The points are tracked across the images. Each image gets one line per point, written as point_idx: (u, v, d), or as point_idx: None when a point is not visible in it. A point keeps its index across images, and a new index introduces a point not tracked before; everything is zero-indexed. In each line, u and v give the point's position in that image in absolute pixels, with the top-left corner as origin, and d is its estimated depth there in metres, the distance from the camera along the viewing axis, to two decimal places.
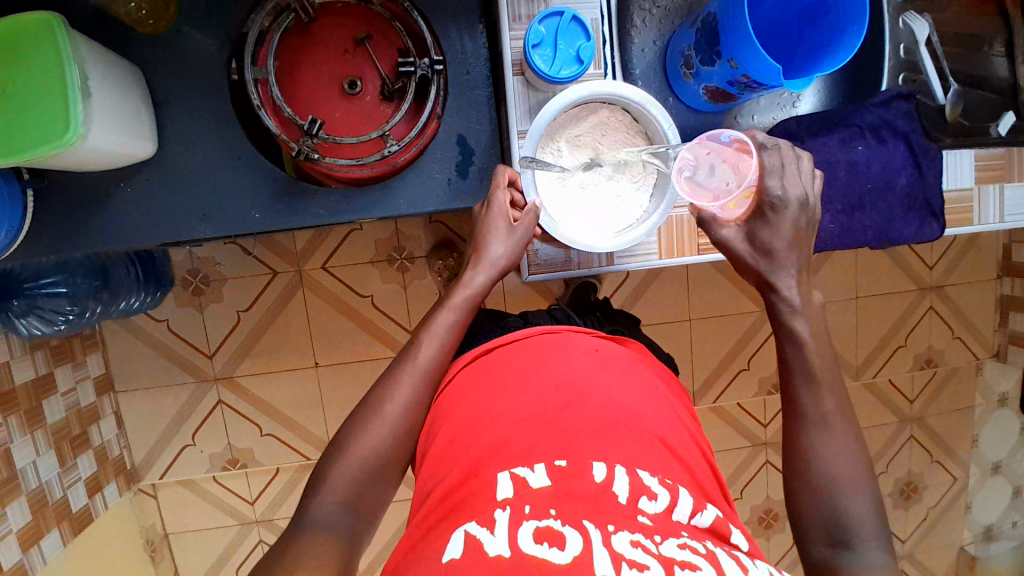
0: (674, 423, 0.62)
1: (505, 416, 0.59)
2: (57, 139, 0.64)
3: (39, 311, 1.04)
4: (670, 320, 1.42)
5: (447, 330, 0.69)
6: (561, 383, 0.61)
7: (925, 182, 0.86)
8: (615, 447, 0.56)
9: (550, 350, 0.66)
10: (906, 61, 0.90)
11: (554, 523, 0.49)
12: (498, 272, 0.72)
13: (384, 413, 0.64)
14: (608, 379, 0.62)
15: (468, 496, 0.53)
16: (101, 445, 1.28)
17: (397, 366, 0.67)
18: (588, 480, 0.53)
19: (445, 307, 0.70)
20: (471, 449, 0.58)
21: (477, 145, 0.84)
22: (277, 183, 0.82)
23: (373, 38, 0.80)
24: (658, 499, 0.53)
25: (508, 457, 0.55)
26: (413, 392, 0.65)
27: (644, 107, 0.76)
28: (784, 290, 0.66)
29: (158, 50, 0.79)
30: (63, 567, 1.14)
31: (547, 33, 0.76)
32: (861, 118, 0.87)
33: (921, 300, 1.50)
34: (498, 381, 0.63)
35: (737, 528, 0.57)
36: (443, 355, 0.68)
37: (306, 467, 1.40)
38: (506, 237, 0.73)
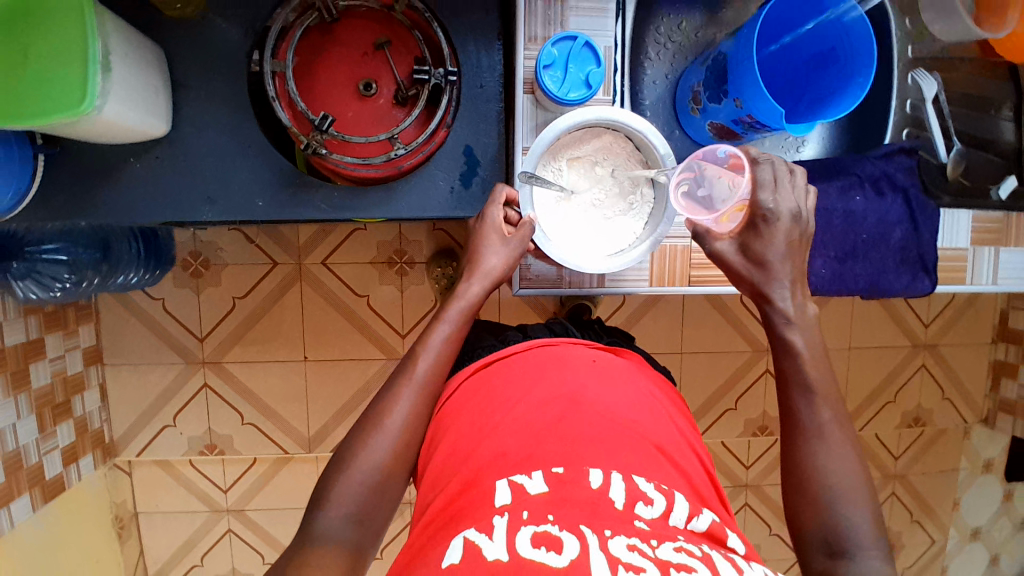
0: (671, 433, 0.63)
1: (504, 426, 0.60)
2: (65, 110, 0.65)
3: (37, 275, 1.05)
4: (661, 350, 1.42)
5: (443, 342, 0.69)
6: (558, 394, 0.62)
7: (918, 239, 0.87)
8: (611, 455, 0.56)
9: (550, 361, 0.67)
10: (911, 117, 0.92)
11: (552, 528, 0.49)
12: (491, 282, 0.73)
13: (385, 426, 0.63)
14: (604, 389, 0.63)
15: (469, 505, 0.54)
16: (83, 416, 1.28)
17: (395, 380, 0.67)
18: (584, 486, 0.53)
19: (444, 319, 0.70)
20: (471, 461, 0.59)
21: (483, 157, 0.85)
22: (286, 174, 0.84)
23: (393, 44, 0.82)
24: (655, 505, 0.53)
25: (507, 467, 0.56)
26: (410, 405, 0.65)
27: (644, 136, 0.78)
28: (778, 301, 0.67)
29: (183, 33, 0.81)
30: (30, 533, 1.13)
31: (559, 55, 0.78)
32: (863, 169, 0.88)
33: (914, 358, 1.50)
34: (498, 394, 0.64)
35: (734, 532, 0.58)
36: (436, 369, 0.68)
37: (282, 461, 1.40)
38: (499, 246, 0.74)
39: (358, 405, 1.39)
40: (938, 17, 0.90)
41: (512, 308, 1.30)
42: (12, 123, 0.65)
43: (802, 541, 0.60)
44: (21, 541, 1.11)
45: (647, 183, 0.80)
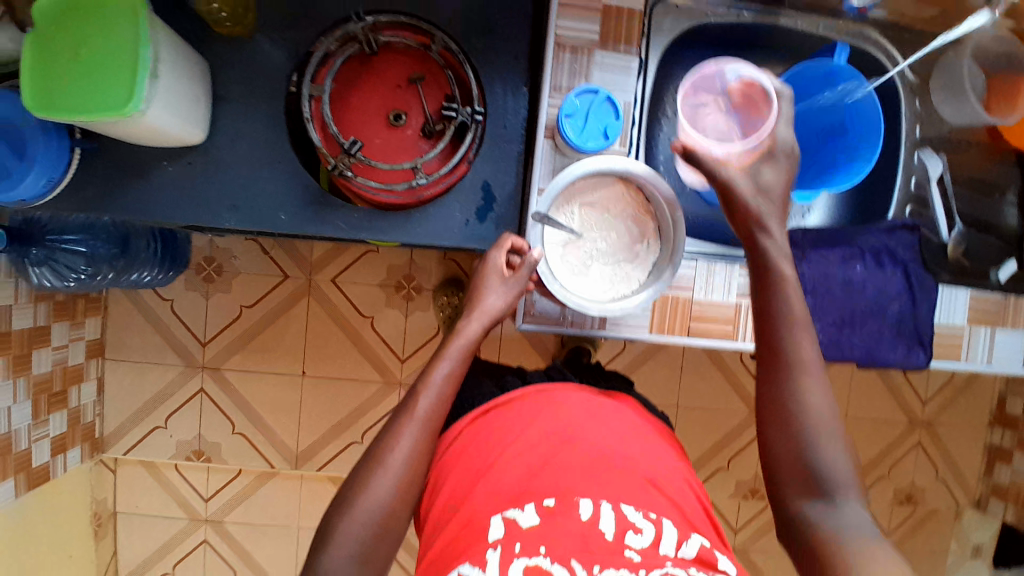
0: (662, 463, 0.65)
1: (499, 460, 0.63)
2: (84, 111, 0.70)
3: (53, 263, 1.08)
4: (656, 401, 1.42)
5: (443, 381, 0.69)
6: (552, 431, 0.65)
7: (915, 313, 0.89)
8: (601, 486, 0.60)
9: (546, 396, 0.70)
10: (915, 195, 0.95)
11: (543, 561, 0.54)
12: (490, 320, 0.75)
13: (386, 464, 0.63)
14: (597, 424, 0.66)
15: (466, 543, 0.58)
16: (77, 408, 1.28)
17: (396, 418, 0.66)
18: (574, 517, 0.57)
19: (448, 358, 0.70)
20: (468, 500, 0.61)
21: (500, 194, 0.88)
22: (311, 192, 0.87)
23: (425, 80, 0.86)
24: (644, 534, 0.57)
25: (501, 501, 0.60)
26: (413, 443, 0.64)
27: (655, 187, 0.80)
28: (773, 232, 0.72)
29: (230, 51, 0.86)
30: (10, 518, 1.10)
31: (581, 106, 0.82)
32: (865, 241, 0.91)
33: (909, 434, 1.49)
34: (495, 430, 0.67)
35: (724, 555, 0.60)
36: (440, 404, 0.67)
37: (267, 474, 1.39)
38: (500, 287, 0.76)
39: (350, 425, 1.39)
40: (947, 100, 0.93)
41: (512, 343, 1.32)
42: (62, 116, 0.70)
43: (778, 480, 0.64)
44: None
45: (654, 233, 0.83)
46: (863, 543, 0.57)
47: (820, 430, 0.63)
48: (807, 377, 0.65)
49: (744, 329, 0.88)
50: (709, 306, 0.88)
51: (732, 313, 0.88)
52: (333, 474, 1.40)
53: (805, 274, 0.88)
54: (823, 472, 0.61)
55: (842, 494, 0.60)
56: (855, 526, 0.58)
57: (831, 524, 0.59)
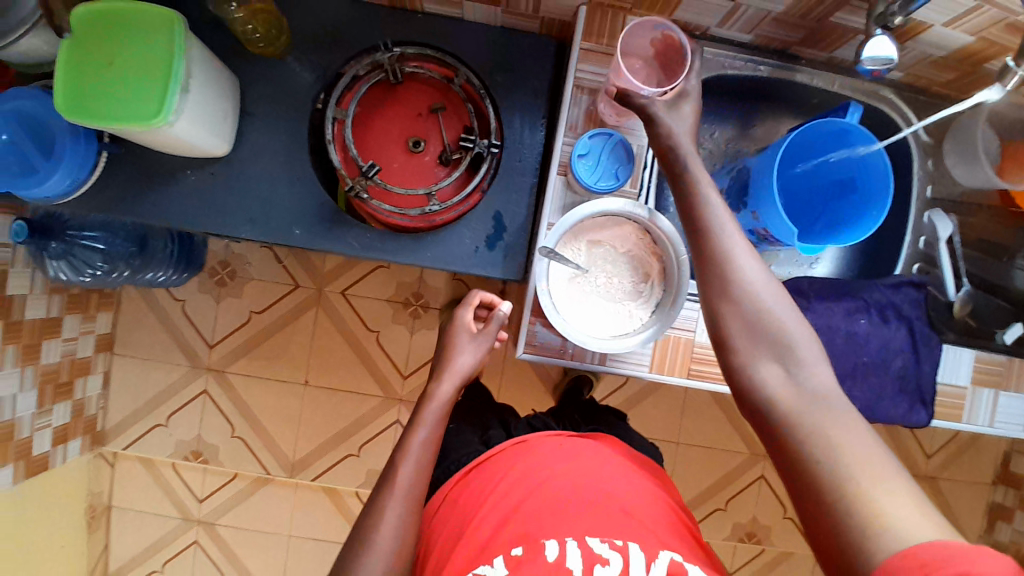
0: (638, 491, 0.67)
1: (473, 517, 0.65)
2: (115, 119, 0.73)
3: (71, 258, 1.11)
4: (655, 435, 1.42)
5: (424, 444, 0.70)
6: (522, 480, 0.67)
7: (918, 370, 0.89)
8: (567, 524, 0.61)
9: (518, 450, 0.72)
10: (922, 253, 0.95)
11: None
12: (462, 379, 0.76)
13: (373, 547, 0.62)
14: (565, 468, 0.68)
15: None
16: (81, 400, 1.30)
17: (378, 493, 0.66)
18: (541, 560, 0.58)
19: (425, 425, 0.71)
20: (449, 563, 0.62)
21: (511, 224, 0.89)
22: (326, 210, 0.89)
23: (446, 110, 0.89)
24: (611, 564, 0.57)
25: (474, 559, 0.61)
26: (398, 514, 0.64)
27: (661, 229, 0.81)
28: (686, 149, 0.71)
29: (261, 69, 0.89)
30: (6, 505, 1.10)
31: (594, 146, 0.84)
32: (871, 295, 0.91)
33: None
34: (473, 492, 0.69)
35: (695, 565, 0.61)
36: (419, 470, 0.68)
37: (263, 480, 1.40)
38: (469, 346, 0.79)
39: (347, 437, 1.40)
40: (960, 162, 0.94)
41: (514, 369, 1.32)
42: (94, 122, 0.73)
43: (730, 357, 0.63)
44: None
45: (658, 273, 0.84)
46: (816, 409, 0.57)
47: (761, 303, 0.62)
48: (742, 254, 0.65)
49: None
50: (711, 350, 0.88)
51: None
52: (326, 484, 1.40)
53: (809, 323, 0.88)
54: (769, 345, 0.61)
55: (795, 358, 0.61)
56: (808, 389, 0.59)
57: (787, 395, 0.59)
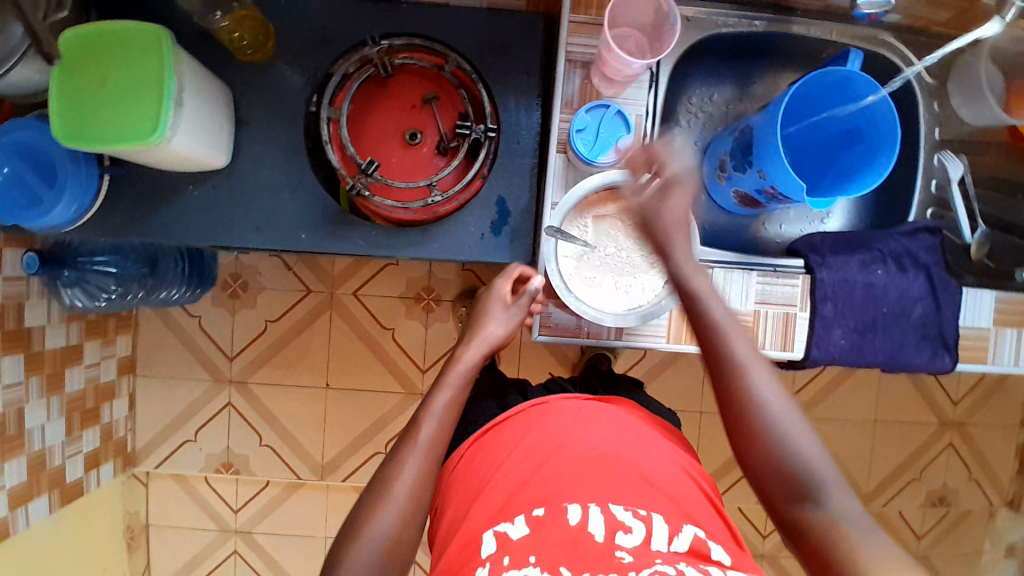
0: (662, 461, 0.67)
1: (494, 481, 0.65)
2: (114, 141, 0.73)
3: (85, 284, 1.13)
4: (678, 407, 1.41)
5: (445, 408, 0.71)
6: (543, 443, 0.67)
7: (940, 316, 0.88)
8: (589, 488, 0.61)
9: (538, 413, 0.71)
10: (936, 197, 0.94)
11: (533, 571, 0.55)
12: (489, 349, 0.78)
13: (390, 497, 0.64)
14: (584, 432, 0.67)
15: (464, 561, 0.59)
16: (109, 424, 1.32)
17: (400, 446, 0.68)
18: (562, 523, 0.58)
19: (447, 388, 0.72)
20: (467, 521, 0.63)
21: (515, 208, 0.89)
22: (329, 212, 0.89)
23: (439, 99, 0.89)
24: (634, 533, 0.57)
25: (494, 517, 0.61)
26: (417, 469, 0.66)
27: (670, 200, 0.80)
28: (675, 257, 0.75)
29: (251, 76, 0.89)
30: (43, 534, 1.13)
31: (591, 122, 0.84)
32: (885, 245, 0.90)
33: (941, 436, 1.46)
34: (492, 453, 0.69)
35: (718, 543, 0.60)
36: (441, 431, 0.69)
37: (295, 485, 1.42)
38: (501, 316, 0.80)
39: (373, 435, 1.41)
40: (966, 103, 0.92)
41: (531, 354, 1.33)
42: (92, 146, 0.73)
43: (768, 492, 0.65)
44: (33, 540, 1.10)
45: None
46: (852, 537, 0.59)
47: (784, 434, 0.65)
48: (766, 388, 0.67)
49: (765, 338, 0.88)
50: None
51: (751, 321, 0.88)
52: (357, 484, 1.42)
53: (825, 279, 0.87)
54: (797, 477, 0.64)
55: (824, 490, 0.63)
56: (845, 523, 0.61)
57: (828, 527, 0.61)
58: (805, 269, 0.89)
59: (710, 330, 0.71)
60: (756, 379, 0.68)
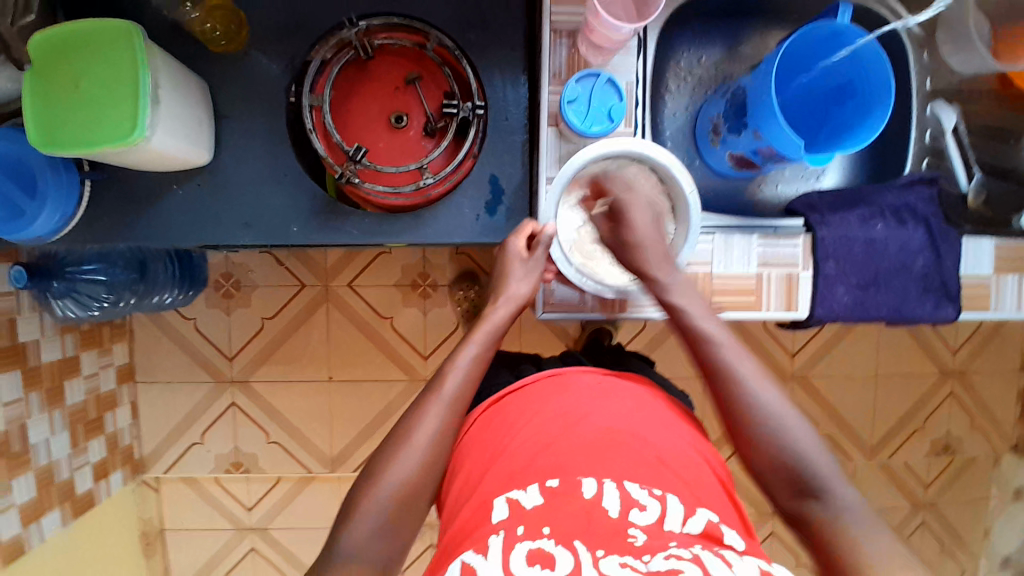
0: (675, 442, 0.66)
1: (506, 451, 0.64)
2: (92, 144, 0.71)
3: (76, 295, 1.10)
4: (682, 376, 1.42)
5: (472, 360, 0.72)
6: (557, 415, 0.66)
7: (941, 267, 0.88)
8: (606, 465, 0.60)
9: (551, 387, 0.71)
10: (931, 147, 0.93)
11: (547, 543, 0.54)
12: (516, 307, 0.78)
13: (412, 442, 0.66)
14: (598, 407, 0.67)
15: (473, 528, 0.58)
16: (114, 433, 1.31)
17: (425, 394, 0.69)
18: (577, 497, 0.58)
19: (473, 340, 0.74)
20: (477, 489, 0.63)
21: (508, 186, 0.87)
22: (319, 203, 0.87)
23: (423, 79, 0.87)
24: (648, 510, 0.57)
25: (508, 484, 0.60)
26: (442, 416, 0.67)
27: (670, 170, 0.81)
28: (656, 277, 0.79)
29: (227, 68, 0.86)
30: (56, 547, 1.13)
31: (582, 92, 0.82)
32: (883, 199, 0.89)
33: (942, 386, 1.47)
34: (505, 424, 0.68)
35: (732, 528, 0.59)
36: (468, 383, 0.70)
37: (306, 480, 1.42)
38: (525, 275, 0.79)
39: (380, 425, 1.41)
40: (954, 51, 0.91)
41: (533, 333, 1.32)
42: (70, 151, 0.71)
43: (770, 489, 0.67)
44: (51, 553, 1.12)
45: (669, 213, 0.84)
46: (855, 533, 0.61)
47: (780, 430, 0.66)
48: (759, 383, 0.69)
49: (769, 301, 0.87)
50: (731, 280, 0.87)
51: (754, 285, 0.87)
52: None
53: (825, 237, 0.87)
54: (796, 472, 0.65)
55: (826, 486, 0.64)
56: (843, 513, 0.62)
57: (830, 518, 0.62)
58: (807, 229, 0.88)
59: (698, 332, 0.73)
60: (748, 375, 0.69)
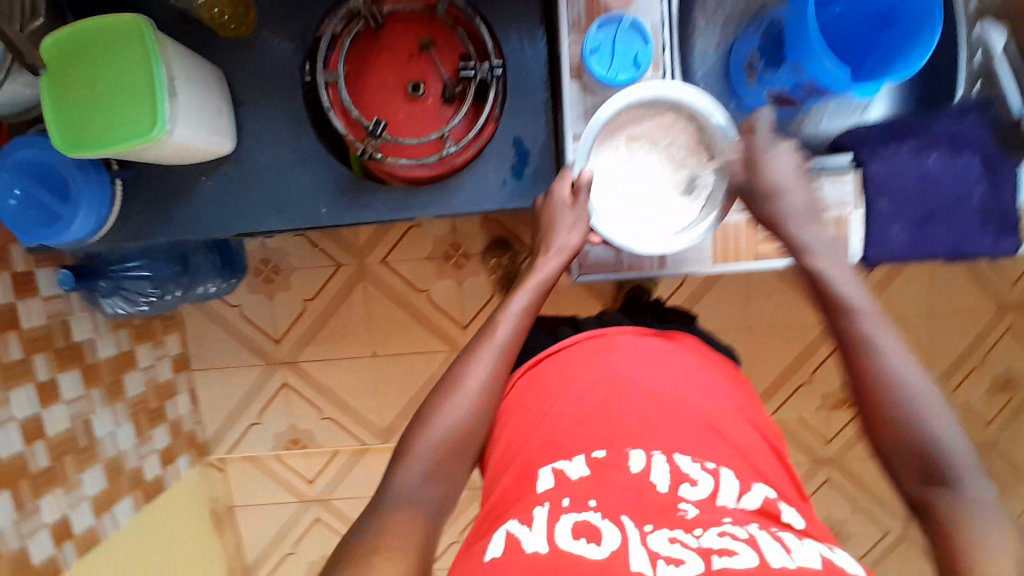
0: (726, 410, 0.65)
1: (552, 417, 0.64)
2: (116, 142, 0.71)
3: (124, 291, 1.14)
4: (726, 328, 1.38)
5: (521, 312, 0.71)
6: (605, 379, 0.65)
7: (1000, 196, 0.81)
8: (655, 437, 0.59)
9: (598, 349, 0.70)
10: (981, 70, 0.87)
11: (593, 516, 0.52)
12: (567, 255, 0.75)
13: (463, 386, 0.65)
14: (649, 371, 0.66)
15: (519, 494, 0.58)
16: (176, 419, 1.38)
17: (475, 342, 0.69)
18: (625, 470, 0.57)
19: (524, 290, 0.72)
20: (522, 452, 0.63)
21: (533, 146, 0.85)
22: (344, 182, 0.87)
23: (437, 44, 0.83)
24: (700, 485, 0.56)
25: (554, 454, 0.60)
26: (490, 368, 0.67)
27: (710, 117, 0.78)
28: (795, 227, 0.71)
29: (240, 52, 0.85)
30: (132, 531, 1.21)
31: (604, 40, 0.79)
32: (936, 128, 0.83)
33: (999, 321, 1.39)
34: (550, 386, 0.67)
35: (790, 506, 0.58)
36: (518, 332, 0.70)
37: (360, 452, 1.47)
38: (573, 227, 0.76)
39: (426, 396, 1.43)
40: None
41: (570, 295, 1.31)
42: (96, 151, 0.72)
43: (893, 472, 0.61)
44: (125, 540, 1.19)
45: (705, 164, 0.81)
46: (986, 527, 0.54)
47: (914, 405, 0.60)
48: (898, 360, 0.62)
49: None
50: None
51: None
52: None
53: (876, 172, 0.81)
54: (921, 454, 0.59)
55: (956, 474, 0.57)
56: (977, 508, 0.55)
57: (957, 508, 0.55)
58: (855, 164, 0.83)
59: (832, 293, 0.67)
60: (887, 348, 0.63)
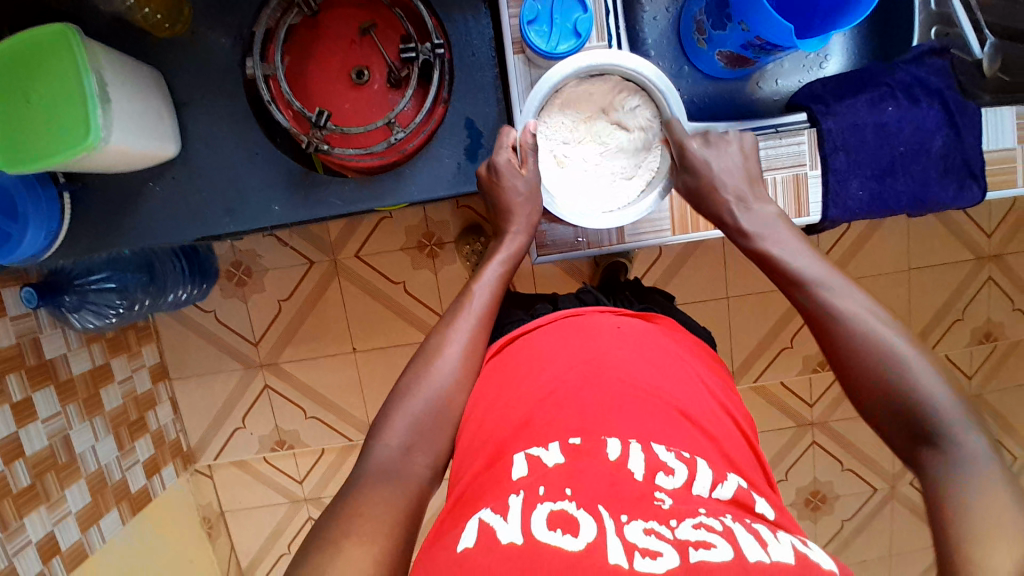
0: (699, 397, 0.64)
1: (525, 397, 0.62)
2: (52, 156, 0.69)
3: (90, 305, 1.12)
4: (704, 298, 1.38)
5: (495, 280, 0.74)
6: (582, 362, 0.64)
7: (962, 143, 0.80)
8: (632, 424, 0.58)
9: (574, 333, 0.68)
10: (937, 14, 0.86)
11: (569, 506, 0.51)
12: (522, 239, 0.77)
13: (445, 355, 0.67)
14: (628, 355, 0.65)
15: (490, 479, 0.56)
16: (158, 429, 1.36)
17: (451, 312, 0.71)
18: (601, 457, 0.55)
19: (496, 259, 0.75)
20: (487, 431, 0.61)
21: (486, 127, 0.83)
22: (297, 178, 0.84)
23: (378, 27, 0.81)
24: (676, 474, 0.54)
25: (528, 437, 0.58)
26: (469, 332, 0.69)
27: (666, 97, 0.77)
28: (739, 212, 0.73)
29: (177, 51, 0.82)
30: (119, 545, 1.19)
31: (542, 9, 0.77)
32: (893, 78, 0.82)
33: (978, 272, 1.40)
34: (523, 368, 0.66)
35: (761, 496, 0.58)
36: (494, 296, 0.72)
37: (349, 449, 1.45)
38: (523, 207, 0.76)
39: None
40: None
41: (546, 275, 1.30)
42: (32, 165, 0.69)
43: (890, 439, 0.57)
44: (114, 553, 1.17)
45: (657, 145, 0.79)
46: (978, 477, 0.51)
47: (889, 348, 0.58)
48: (862, 308, 0.61)
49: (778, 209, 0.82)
50: None
51: None
52: None
53: (832, 129, 0.80)
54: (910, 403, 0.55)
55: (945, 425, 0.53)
56: (973, 462, 0.51)
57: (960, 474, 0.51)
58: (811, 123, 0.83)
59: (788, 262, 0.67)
60: (846, 301, 0.62)
